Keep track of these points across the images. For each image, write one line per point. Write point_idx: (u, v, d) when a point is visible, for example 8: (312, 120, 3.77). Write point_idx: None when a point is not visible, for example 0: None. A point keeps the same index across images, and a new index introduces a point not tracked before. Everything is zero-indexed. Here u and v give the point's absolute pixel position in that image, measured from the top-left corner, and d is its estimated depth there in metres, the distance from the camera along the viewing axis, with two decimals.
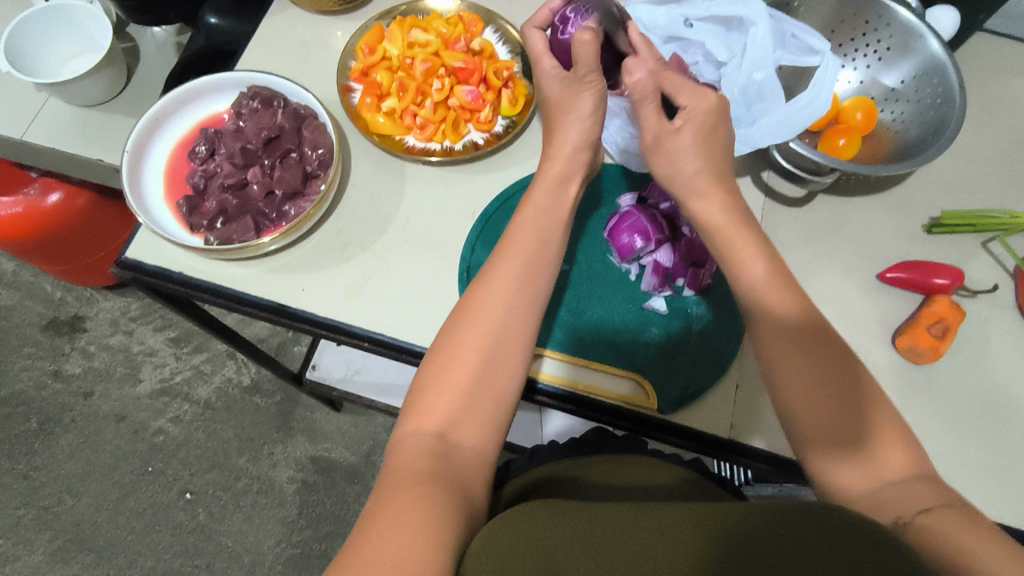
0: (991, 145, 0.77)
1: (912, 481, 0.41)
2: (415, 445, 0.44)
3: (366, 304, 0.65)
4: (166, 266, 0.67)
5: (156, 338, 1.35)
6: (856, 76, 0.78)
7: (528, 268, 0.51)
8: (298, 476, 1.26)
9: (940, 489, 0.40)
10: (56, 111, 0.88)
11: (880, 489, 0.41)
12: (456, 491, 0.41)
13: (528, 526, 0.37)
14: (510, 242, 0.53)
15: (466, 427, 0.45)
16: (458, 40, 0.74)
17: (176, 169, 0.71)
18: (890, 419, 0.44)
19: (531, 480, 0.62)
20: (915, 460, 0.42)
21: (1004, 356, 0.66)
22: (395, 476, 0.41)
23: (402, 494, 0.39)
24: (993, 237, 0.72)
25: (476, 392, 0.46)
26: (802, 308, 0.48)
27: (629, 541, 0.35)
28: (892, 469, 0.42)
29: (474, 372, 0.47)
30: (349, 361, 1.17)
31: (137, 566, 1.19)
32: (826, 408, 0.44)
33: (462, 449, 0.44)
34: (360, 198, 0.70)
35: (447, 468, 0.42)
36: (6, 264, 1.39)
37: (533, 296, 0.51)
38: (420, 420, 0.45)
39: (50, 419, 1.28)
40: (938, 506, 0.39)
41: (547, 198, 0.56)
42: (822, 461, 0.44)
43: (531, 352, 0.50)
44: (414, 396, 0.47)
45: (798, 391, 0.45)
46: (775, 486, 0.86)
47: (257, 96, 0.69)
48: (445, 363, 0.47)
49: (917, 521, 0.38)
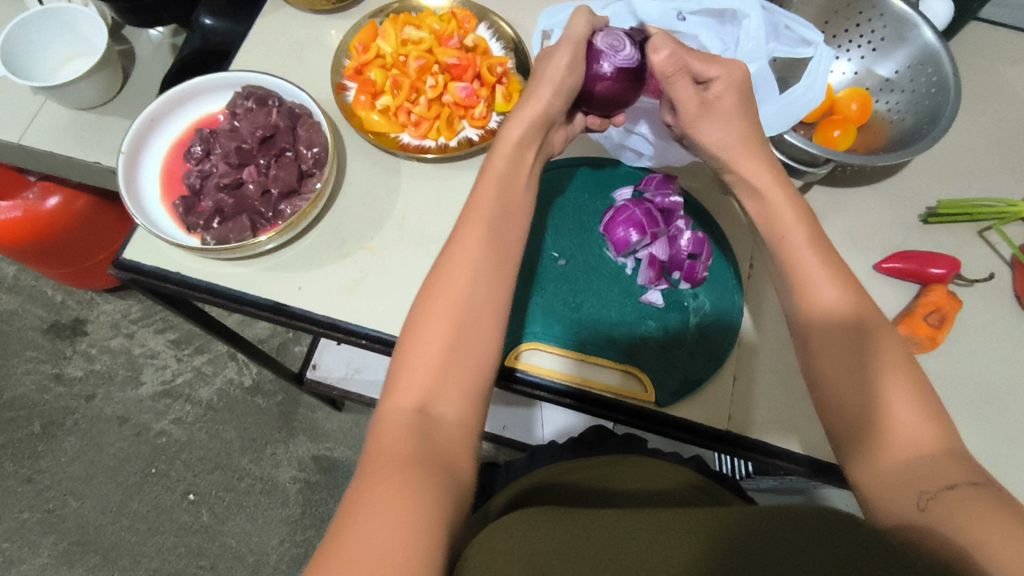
0: (988, 135, 0.77)
1: (943, 457, 0.39)
2: (394, 424, 0.43)
3: (363, 302, 0.66)
4: (162, 267, 0.67)
5: (157, 340, 1.36)
6: (850, 67, 0.78)
7: (493, 234, 0.51)
8: (301, 476, 1.27)
9: (970, 468, 0.38)
10: (53, 115, 0.88)
11: (910, 464, 0.39)
12: (439, 467, 0.41)
13: (525, 532, 0.37)
14: (472, 209, 0.52)
15: (443, 399, 0.45)
16: (451, 36, 0.74)
17: (172, 170, 0.71)
18: (919, 388, 0.42)
19: (532, 484, 0.61)
20: (942, 436, 0.40)
21: (1001, 344, 0.66)
22: (375, 460, 0.41)
23: (386, 477, 0.39)
24: (989, 226, 0.72)
25: (450, 361, 0.46)
26: (826, 299, 0.47)
27: (625, 546, 0.35)
28: (920, 445, 0.40)
29: (448, 343, 0.46)
30: (349, 360, 1.18)
31: (142, 567, 1.19)
32: (854, 401, 0.43)
33: (442, 421, 0.44)
34: (356, 195, 0.70)
35: (428, 444, 0.42)
36: (7, 269, 1.40)
37: (500, 263, 0.51)
38: (397, 398, 0.45)
39: (52, 422, 1.29)
40: (962, 483, 0.36)
41: (503, 162, 0.56)
42: (849, 451, 0.43)
43: (504, 320, 0.50)
44: (390, 374, 0.47)
45: (838, 384, 0.44)
46: (776, 478, 0.87)
47: (251, 96, 0.70)
48: (418, 335, 0.47)
49: (942, 497, 0.36)
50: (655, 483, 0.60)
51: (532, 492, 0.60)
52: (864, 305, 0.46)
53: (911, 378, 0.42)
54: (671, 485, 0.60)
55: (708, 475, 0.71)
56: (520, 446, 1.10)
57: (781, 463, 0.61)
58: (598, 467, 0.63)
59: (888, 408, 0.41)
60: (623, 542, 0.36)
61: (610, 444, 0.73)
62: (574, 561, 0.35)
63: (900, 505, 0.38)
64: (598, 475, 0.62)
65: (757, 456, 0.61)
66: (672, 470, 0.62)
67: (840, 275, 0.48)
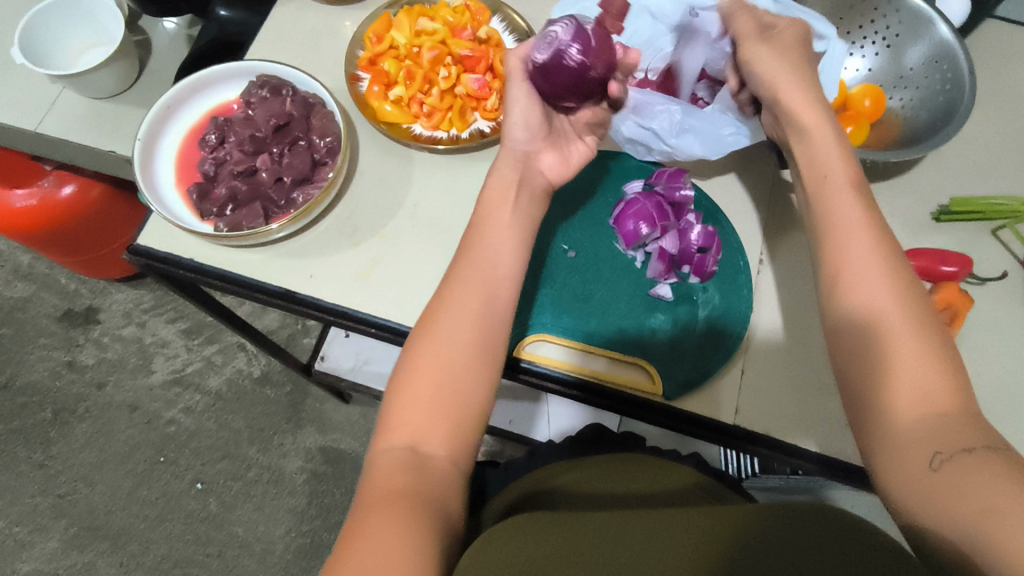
0: (1002, 131, 0.76)
1: (956, 416, 0.40)
2: (387, 460, 0.45)
3: (375, 290, 0.66)
4: (177, 253, 0.68)
5: (168, 329, 1.37)
6: (863, 64, 0.77)
7: (485, 276, 0.52)
8: (308, 467, 1.28)
9: (985, 429, 0.40)
10: (72, 103, 0.89)
11: (929, 418, 0.41)
12: (432, 502, 0.42)
13: (524, 538, 0.37)
14: (468, 251, 0.54)
15: (436, 436, 0.46)
16: (464, 28, 0.75)
17: (187, 157, 0.72)
18: (941, 346, 0.44)
19: (530, 486, 0.62)
20: (953, 387, 0.42)
21: (1012, 342, 0.66)
22: (368, 497, 0.42)
23: (380, 511, 0.40)
24: (1003, 224, 0.71)
25: (443, 400, 0.47)
26: (864, 255, 0.47)
27: (623, 543, 0.36)
28: (939, 403, 0.41)
29: (436, 382, 0.47)
30: (358, 352, 1.18)
31: (149, 553, 1.21)
32: (872, 361, 0.44)
33: (435, 458, 0.45)
34: (368, 184, 0.71)
35: (419, 479, 0.43)
36: (23, 257, 1.42)
37: (487, 299, 0.51)
38: (390, 437, 0.46)
39: (65, 409, 1.31)
40: (981, 447, 0.38)
41: (497, 196, 0.56)
42: (863, 412, 0.44)
43: (498, 355, 0.51)
44: (383, 413, 0.48)
45: (854, 346, 0.46)
46: (782, 476, 0.89)
47: (266, 85, 0.70)
48: (408, 376, 0.48)
49: (956, 459, 0.38)
50: (656, 482, 0.61)
51: (532, 496, 0.60)
52: (886, 281, 0.46)
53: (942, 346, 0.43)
54: (673, 484, 0.61)
55: (709, 472, 0.71)
56: (519, 439, 1.10)
57: (786, 458, 0.61)
58: (599, 465, 0.63)
59: (904, 377, 0.43)
60: (620, 539, 0.36)
61: (608, 442, 0.73)
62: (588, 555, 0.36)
63: (912, 462, 0.40)
64: (598, 473, 0.62)
65: (764, 450, 0.61)
66: (676, 470, 0.63)
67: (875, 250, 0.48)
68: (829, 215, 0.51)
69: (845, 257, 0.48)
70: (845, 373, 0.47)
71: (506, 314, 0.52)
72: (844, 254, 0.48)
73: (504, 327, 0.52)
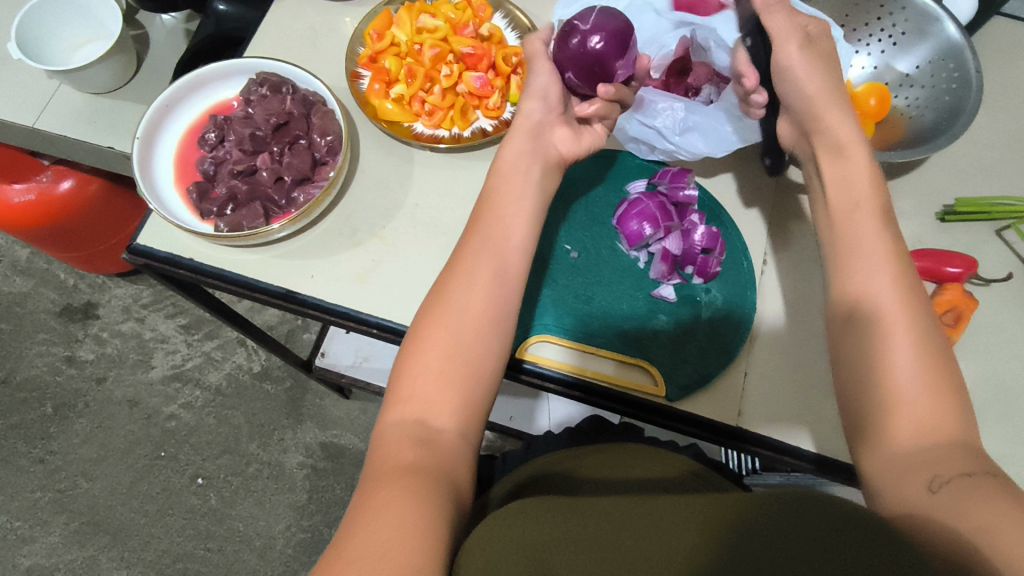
0: (1007, 130, 0.76)
1: (948, 445, 0.41)
2: (396, 434, 0.44)
3: (376, 290, 0.66)
4: (175, 253, 0.67)
5: (167, 325, 1.37)
6: (869, 61, 0.76)
7: (497, 253, 0.52)
8: (308, 462, 1.28)
9: (978, 458, 0.40)
10: (69, 98, 0.88)
11: (926, 446, 0.41)
12: (441, 478, 0.42)
13: (519, 524, 0.37)
14: (481, 225, 0.53)
15: (445, 409, 0.46)
16: (466, 25, 0.74)
17: (186, 156, 0.71)
18: (947, 383, 0.44)
19: (526, 474, 0.62)
20: (955, 422, 0.42)
21: (1016, 343, 0.66)
22: (379, 470, 0.42)
23: (390, 486, 0.40)
24: (1008, 225, 0.71)
25: (452, 372, 0.47)
26: (867, 275, 0.49)
27: (622, 534, 0.35)
28: (933, 433, 0.42)
29: (447, 354, 0.47)
30: (358, 348, 1.18)
31: (150, 548, 1.21)
32: (872, 389, 0.45)
33: (443, 432, 0.45)
34: (369, 183, 0.70)
35: (430, 453, 0.43)
36: (21, 252, 1.41)
37: (500, 271, 0.51)
38: (399, 409, 0.46)
39: (65, 404, 1.30)
40: (978, 472, 0.39)
41: (510, 179, 0.56)
42: (860, 433, 0.45)
43: (507, 330, 0.50)
44: (393, 384, 0.48)
45: (856, 361, 0.47)
46: (782, 474, 0.89)
47: (265, 83, 0.69)
48: (419, 348, 0.48)
49: (954, 483, 0.38)
50: (655, 470, 0.61)
51: (533, 481, 0.60)
52: (889, 297, 0.47)
53: (943, 371, 0.44)
54: (671, 471, 0.61)
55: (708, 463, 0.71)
56: (517, 434, 1.11)
57: (787, 459, 0.61)
58: (602, 452, 0.63)
59: (902, 402, 0.43)
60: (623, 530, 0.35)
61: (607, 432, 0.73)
62: (581, 551, 0.35)
63: (910, 489, 0.40)
64: (598, 461, 0.62)
65: (765, 452, 0.61)
66: (671, 457, 0.63)
67: (884, 273, 0.48)
68: (840, 239, 0.51)
69: (852, 273, 0.49)
70: (845, 394, 0.47)
71: (517, 288, 0.52)
72: (854, 270, 0.50)
73: (515, 303, 0.51)
